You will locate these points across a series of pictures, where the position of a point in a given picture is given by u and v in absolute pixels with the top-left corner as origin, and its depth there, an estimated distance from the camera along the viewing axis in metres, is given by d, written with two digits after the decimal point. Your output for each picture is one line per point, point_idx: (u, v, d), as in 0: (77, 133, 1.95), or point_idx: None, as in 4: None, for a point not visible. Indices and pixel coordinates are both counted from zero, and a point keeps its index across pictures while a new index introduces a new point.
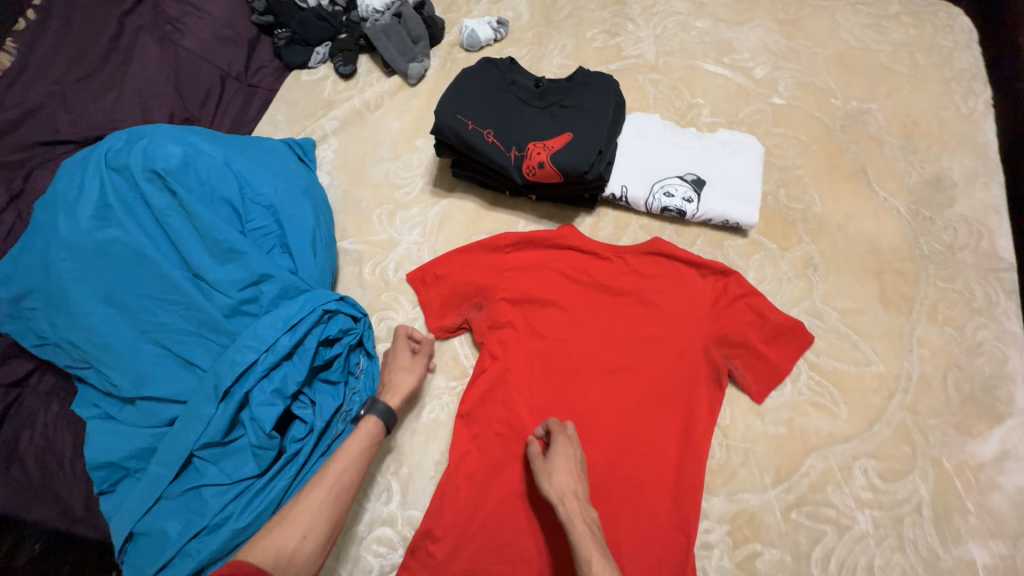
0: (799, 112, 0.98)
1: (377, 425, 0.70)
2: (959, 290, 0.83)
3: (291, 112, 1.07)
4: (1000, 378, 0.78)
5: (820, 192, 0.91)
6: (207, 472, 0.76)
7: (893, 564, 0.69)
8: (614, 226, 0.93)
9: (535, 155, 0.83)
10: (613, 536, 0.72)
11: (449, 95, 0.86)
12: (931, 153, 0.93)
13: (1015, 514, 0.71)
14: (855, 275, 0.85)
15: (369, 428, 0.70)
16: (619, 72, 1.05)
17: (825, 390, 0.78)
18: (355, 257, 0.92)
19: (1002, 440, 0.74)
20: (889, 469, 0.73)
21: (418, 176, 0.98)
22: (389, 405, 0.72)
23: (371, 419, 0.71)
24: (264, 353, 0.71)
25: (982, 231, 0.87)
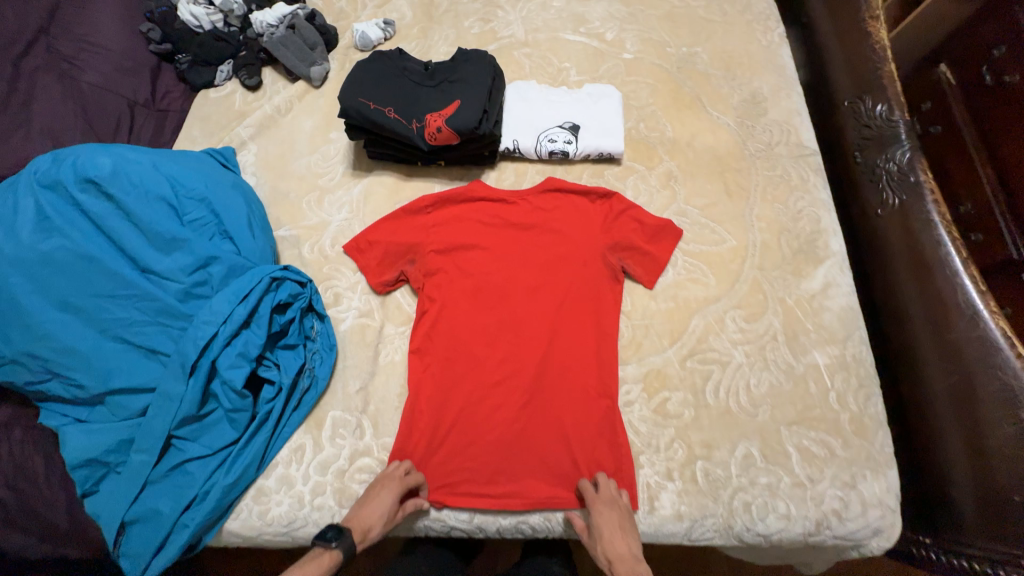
0: (644, 63, 1.21)
1: (337, 559, 0.70)
2: (780, 174, 1.08)
3: (205, 127, 1.14)
4: (819, 232, 1.02)
5: (670, 121, 1.14)
6: (188, 449, 0.82)
7: (763, 379, 0.90)
8: (515, 175, 1.10)
9: (433, 122, 0.97)
10: (554, 415, 0.88)
11: (350, 84, 0.99)
12: (746, 78, 1.19)
13: (841, 324, 0.94)
14: (706, 178, 1.08)
15: (330, 565, 0.69)
16: (497, 51, 1.23)
17: (697, 268, 0.99)
18: (292, 242, 1.02)
19: (824, 275, 0.98)
20: (750, 313, 0.95)
21: (337, 163, 1.10)
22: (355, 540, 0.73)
23: (335, 554, 0.70)
24: (223, 325, 0.80)
25: (791, 129, 1.12)
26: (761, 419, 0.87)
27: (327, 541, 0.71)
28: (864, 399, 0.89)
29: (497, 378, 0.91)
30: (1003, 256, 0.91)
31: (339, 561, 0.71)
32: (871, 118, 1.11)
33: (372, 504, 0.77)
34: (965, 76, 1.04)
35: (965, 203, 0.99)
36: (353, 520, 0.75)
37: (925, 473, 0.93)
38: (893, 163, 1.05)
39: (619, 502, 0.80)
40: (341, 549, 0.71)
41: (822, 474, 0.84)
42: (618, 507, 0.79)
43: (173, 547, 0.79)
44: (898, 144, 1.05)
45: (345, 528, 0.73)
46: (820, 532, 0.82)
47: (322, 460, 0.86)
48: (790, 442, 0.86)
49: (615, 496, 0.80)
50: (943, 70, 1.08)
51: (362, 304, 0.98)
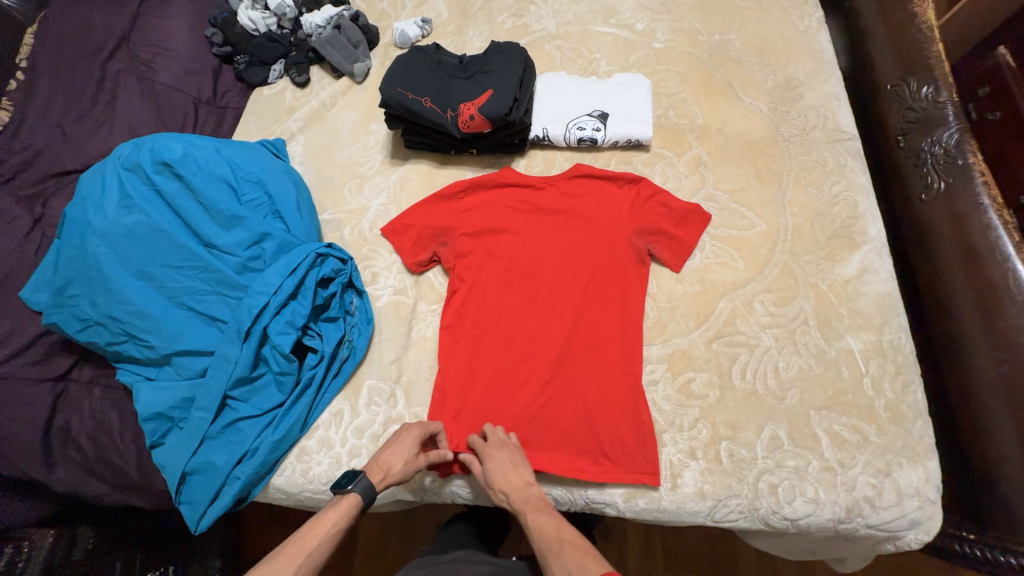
0: (675, 51, 1.21)
1: (356, 500, 0.78)
2: (815, 159, 1.06)
3: (259, 121, 1.24)
4: (855, 217, 0.99)
5: (701, 109, 1.14)
6: (241, 407, 0.90)
7: (792, 363, 0.89)
8: (544, 162, 1.13)
9: (466, 111, 1.02)
10: (578, 391, 0.91)
11: (389, 76, 1.05)
12: (781, 64, 1.17)
13: (877, 310, 0.92)
14: (736, 164, 1.07)
15: (350, 505, 0.77)
16: (529, 45, 1.27)
17: (725, 252, 0.99)
18: (334, 225, 1.10)
19: (860, 260, 0.96)
20: (780, 298, 0.94)
21: (377, 153, 1.17)
22: (371, 481, 0.79)
23: (352, 495, 0.78)
24: (273, 295, 0.88)
25: (828, 114, 1.10)
26: (789, 403, 0.87)
27: (346, 484, 0.79)
28: (902, 386, 0.86)
29: (522, 354, 0.94)
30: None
31: (359, 503, 0.78)
32: (917, 100, 1.07)
33: (390, 452, 0.82)
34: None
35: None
36: (372, 465, 0.82)
37: (971, 466, 0.89)
38: (939, 146, 1.01)
39: (506, 442, 0.85)
40: (358, 490, 0.78)
41: (853, 459, 0.83)
42: (506, 445, 0.85)
43: (226, 497, 0.87)
44: (945, 126, 1.01)
45: (359, 473, 0.81)
46: (852, 519, 0.80)
47: (358, 425, 0.92)
48: (820, 426, 0.85)
49: (502, 437, 0.86)
50: (1002, 52, 1.01)
51: (397, 282, 1.04)
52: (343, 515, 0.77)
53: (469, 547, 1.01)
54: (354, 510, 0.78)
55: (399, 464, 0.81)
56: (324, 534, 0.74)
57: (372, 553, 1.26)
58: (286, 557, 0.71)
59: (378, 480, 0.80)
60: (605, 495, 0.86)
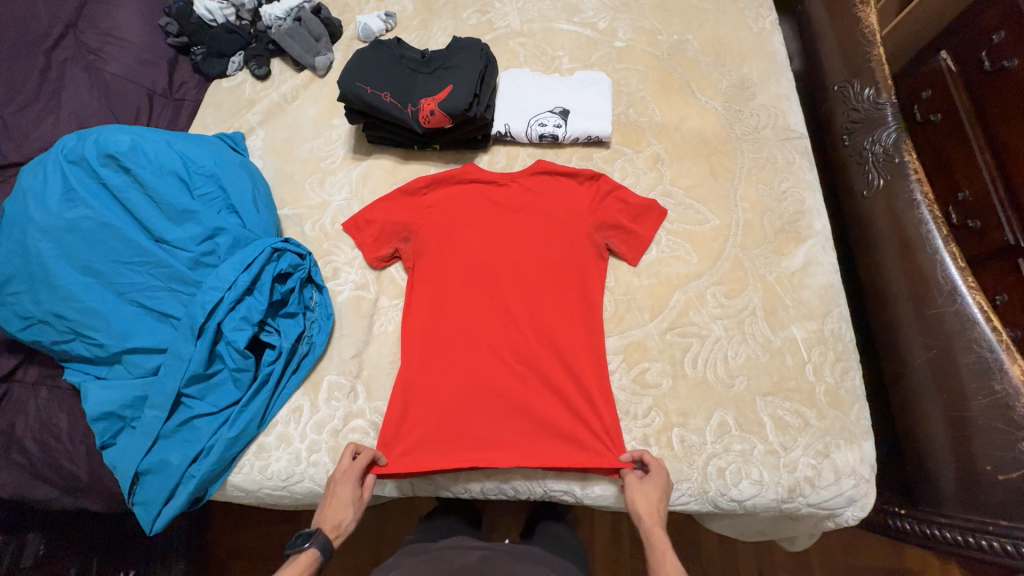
0: (636, 50, 1.24)
1: (315, 556, 0.75)
2: (765, 157, 1.10)
3: (217, 114, 1.21)
4: (801, 213, 1.04)
5: (659, 107, 1.17)
6: (199, 404, 0.89)
7: (741, 352, 0.93)
8: (506, 158, 1.15)
9: (427, 106, 1.02)
10: (537, 388, 0.93)
11: (348, 69, 1.04)
12: (736, 64, 1.21)
13: (820, 301, 0.97)
14: (692, 161, 1.11)
15: (308, 564, 0.74)
16: (493, 41, 1.27)
17: (680, 246, 1.03)
18: (295, 220, 1.09)
19: (806, 254, 1.00)
20: (731, 290, 0.98)
21: (339, 148, 1.16)
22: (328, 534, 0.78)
23: (311, 552, 0.75)
24: (227, 291, 0.87)
25: (778, 113, 1.14)
26: (737, 390, 0.90)
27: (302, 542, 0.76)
28: (840, 372, 0.92)
29: (481, 350, 0.96)
30: (998, 244, 0.90)
31: (317, 559, 0.75)
32: (860, 102, 1.11)
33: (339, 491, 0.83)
34: (968, 62, 1.01)
35: (963, 190, 0.96)
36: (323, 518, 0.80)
37: (905, 447, 0.94)
38: (880, 145, 1.05)
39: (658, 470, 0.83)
40: (317, 546, 0.76)
41: (795, 442, 0.87)
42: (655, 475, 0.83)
43: (181, 496, 0.86)
44: (884, 127, 1.06)
45: (315, 529, 0.78)
46: (793, 499, 0.85)
47: (317, 420, 0.92)
48: (764, 412, 0.89)
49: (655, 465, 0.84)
50: (945, 59, 1.05)
51: (358, 277, 1.03)
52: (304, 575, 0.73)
53: (457, 533, 1.04)
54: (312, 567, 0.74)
55: (348, 513, 0.81)
56: None
57: (345, 554, 1.26)
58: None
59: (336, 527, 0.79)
60: (562, 484, 0.89)
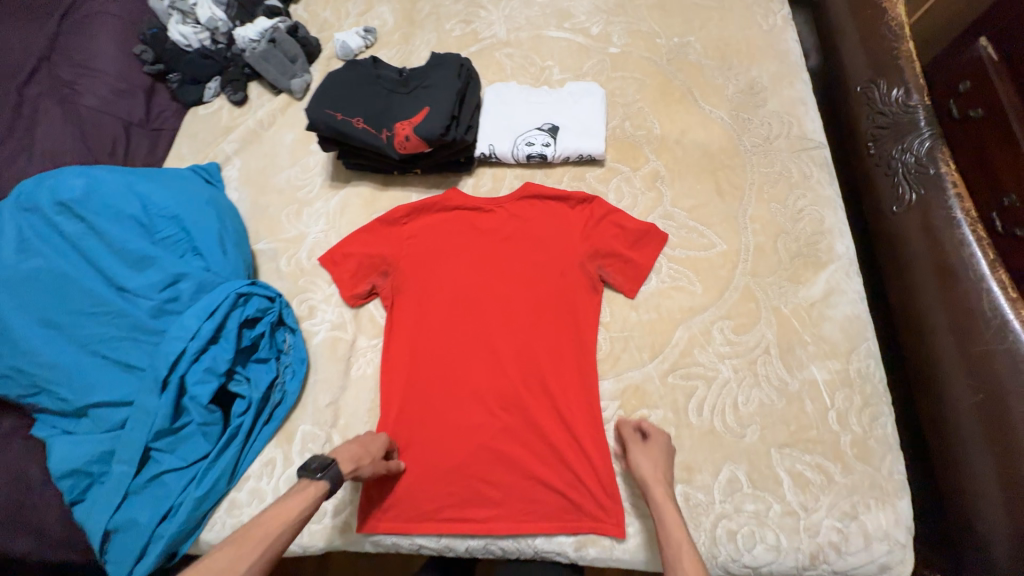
0: (632, 56, 1.14)
1: (324, 489, 0.71)
2: (778, 171, 0.99)
3: (193, 144, 1.17)
4: (820, 234, 0.93)
5: (658, 118, 1.07)
6: (167, 459, 0.84)
7: (753, 397, 0.83)
8: (492, 180, 1.07)
9: (402, 131, 0.95)
10: (526, 438, 0.85)
11: (318, 94, 0.98)
12: (743, 67, 1.09)
13: (843, 336, 0.86)
14: (695, 178, 1.01)
15: (318, 496, 0.70)
16: (478, 53, 1.19)
17: (682, 275, 0.93)
18: (270, 255, 1.03)
19: (826, 281, 0.90)
20: (740, 324, 0.88)
21: (316, 176, 1.10)
22: (342, 471, 0.73)
23: (321, 484, 0.71)
24: (191, 341, 0.81)
25: (792, 120, 1.03)
26: (749, 441, 0.80)
27: (313, 469, 0.72)
28: (869, 419, 0.81)
29: (465, 396, 0.88)
30: None
31: (326, 492, 0.71)
32: (887, 104, 0.99)
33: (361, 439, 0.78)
34: None
35: (1009, 194, 0.80)
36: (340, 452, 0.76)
37: (947, 506, 0.82)
38: (910, 154, 0.93)
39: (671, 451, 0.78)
40: (327, 479, 0.71)
41: (817, 502, 0.77)
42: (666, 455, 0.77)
43: (150, 559, 0.80)
44: (915, 133, 0.94)
45: (331, 460, 0.73)
46: (816, 566, 0.74)
47: (291, 475, 0.86)
48: (780, 466, 0.79)
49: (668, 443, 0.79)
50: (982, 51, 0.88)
51: (334, 317, 0.97)
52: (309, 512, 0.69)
53: None
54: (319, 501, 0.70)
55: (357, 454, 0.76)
56: (288, 525, 0.66)
57: None
58: (248, 550, 0.62)
59: (348, 470, 0.74)
60: (553, 545, 0.81)
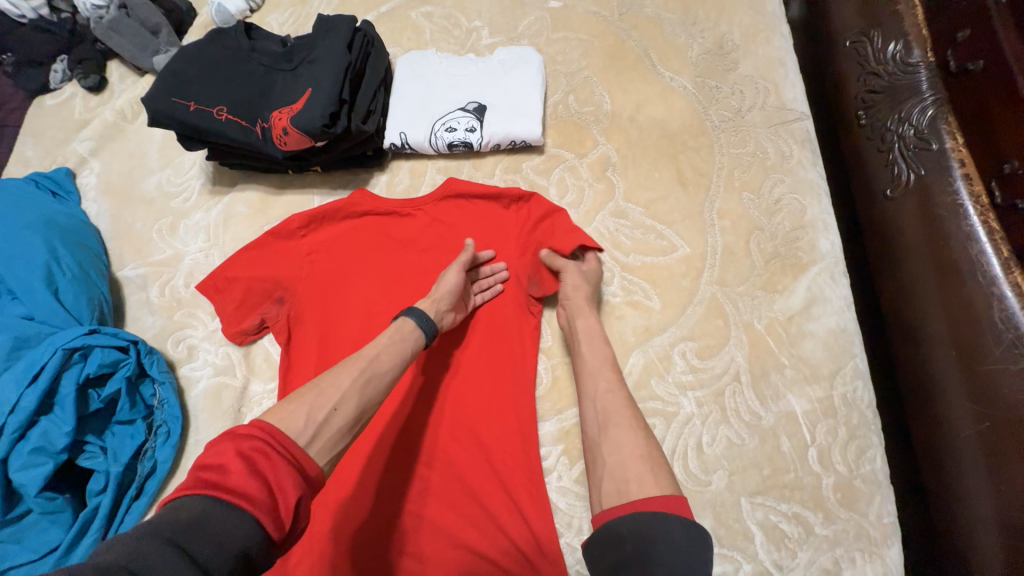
0: (577, 12, 0.92)
1: (412, 326, 0.67)
2: (752, 152, 0.82)
3: (39, 144, 0.94)
4: (801, 229, 0.78)
5: (609, 89, 0.87)
6: (7, 557, 0.66)
7: (720, 436, 0.70)
8: (410, 176, 0.87)
9: (278, 122, 0.75)
10: (454, 499, 0.71)
11: (171, 76, 0.77)
12: (710, 21, 0.89)
13: (827, 355, 0.72)
14: (652, 163, 0.83)
15: (407, 330, 0.66)
16: (389, 13, 0.96)
17: (637, 287, 0.77)
18: (139, 284, 0.84)
19: (807, 288, 0.75)
20: (704, 346, 0.74)
21: (194, 179, 0.89)
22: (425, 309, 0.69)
23: (407, 321, 0.67)
24: (9, 415, 0.64)
25: (768, 86, 0.85)
26: (715, 490, 0.68)
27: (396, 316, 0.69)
28: (856, 455, 0.68)
29: (383, 449, 0.73)
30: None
31: (418, 330, 0.67)
32: (880, 62, 0.80)
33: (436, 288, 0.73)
34: None
35: (1010, 158, 0.65)
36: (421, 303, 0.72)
37: (944, 558, 0.68)
38: (909, 125, 0.76)
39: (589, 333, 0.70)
40: (413, 316, 0.67)
41: (794, 560, 0.65)
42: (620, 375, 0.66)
43: None
44: (916, 99, 0.76)
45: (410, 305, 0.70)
46: None
47: None
48: (751, 519, 0.67)
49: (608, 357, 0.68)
50: None
51: (220, 359, 0.80)
52: (405, 352, 0.64)
53: None
54: (412, 337, 0.66)
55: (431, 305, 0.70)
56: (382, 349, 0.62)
57: None
58: (347, 370, 0.58)
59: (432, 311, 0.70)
60: None
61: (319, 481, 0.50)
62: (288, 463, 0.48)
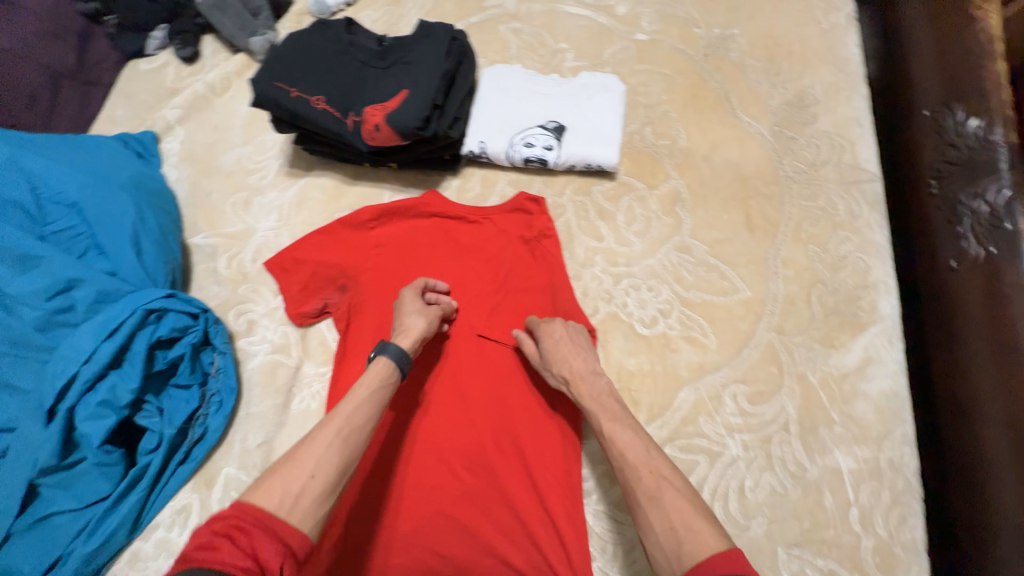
0: (662, 46, 0.95)
1: (390, 368, 0.63)
2: (821, 207, 0.83)
3: (130, 106, 0.98)
4: (863, 289, 0.79)
5: (686, 126, 0.89)
6: (55, 500, 0.67)
7: (763, 483, 0.70)
8: (481, 185, 0.89)
9: (371, 118, 0.77)
10: (489, 506, 0.71)
11: (275, 62, 0.80)
12: (794, 73, 0.91)
13: (877, 417, 0.73)
14: (722, 204, 0.84)
15: (382, 371, 0.63)
16: (479, 24, 0.99)
17: (695, 323, 0.78)
18: (208, 253, 0.86)
19: (864, 347, 0.76)
20: (757, 392, 0.74)
21: (272, 159, 0.92)
22: (401, 346, 0.66)
23: (384, 362, 0.64)
24: (84, 365, 0.66)
25: (845, 144, 0.87)
26: (752, 535, 0.68)
27: (372, 355, 0.65)
28: (897, 521, 0.68)
29: (422, 447, 0.74)
30: None
31: (393, 369, 0.64)
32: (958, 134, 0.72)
33: (412, 321, 0.70)
34: None
35: None
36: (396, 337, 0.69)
37: None
38: (984, 203, 0.68)
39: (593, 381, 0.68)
40: (389, 356, 0.64)
41: None
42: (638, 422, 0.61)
43: None
44: (993, 175, 0.69)
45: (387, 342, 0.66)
46: None
47: None
48: (787, 570, 0.67)
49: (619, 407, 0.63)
50: None
51: (277, 337, 0.82)
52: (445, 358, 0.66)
53: None
54: (388, 378, 0.63)
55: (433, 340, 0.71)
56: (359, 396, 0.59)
57: None
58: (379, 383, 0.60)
59: (409, 346, 0.67)
60: None
61: (304, 559, 0.47)
62: (274, 539, 0.45)
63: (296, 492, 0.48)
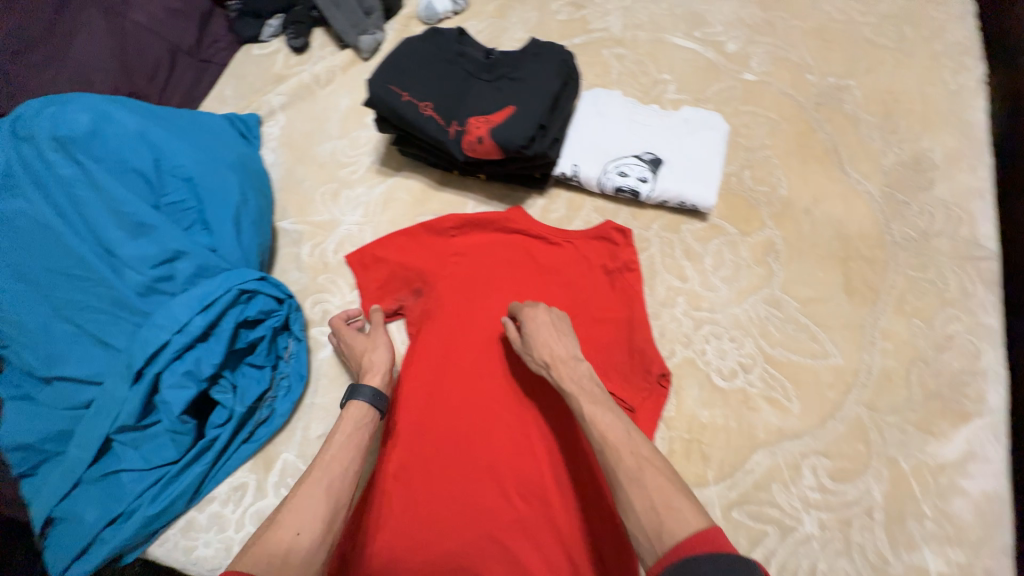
0: (770, 89, 0.92)
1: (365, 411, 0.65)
2: (931, 279, 0.77)
3: (238, 87, 1.02)
4: (971, 374, 0.72)
5: (788, 174, 0.85)
6: (126, 458, 0.69)
7: (838, 568, 0.65)
8: (566, 208, 0.88)
9: (475, 130, 0.77)
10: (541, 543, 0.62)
11: (387, 63, 0.82)
12: (912, 133, 0.87)
13: (976, 519, 0.66)
14: (819, 262, 0.80)
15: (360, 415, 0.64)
16: (582, 46, 0.99)
17: (778, 383, 0.74)
18: (293, 238, 0.89)
19: (967, 440, 0.69)
20: (840, 469, 0.69)
21: (365, 155, 0.94)
22: (372, 385, 0.67)
23: (361, 405, 0.65)
24: (176, 334, 0.68)
25: (963, 215, 0.81)
26: None
27: (344, 402, 0.66)
28: None
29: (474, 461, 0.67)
30: None
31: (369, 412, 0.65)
32: None
33: (369, 357, 0.71)
34: None
35: None
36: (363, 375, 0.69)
37: None
38: None
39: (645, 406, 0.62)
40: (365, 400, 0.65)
41: None
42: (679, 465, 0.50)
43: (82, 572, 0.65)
44: None
45: (356, 384, 0.67)
46: None
47: (260, 509, 0.73)
48: None
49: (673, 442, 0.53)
50: None
51: None
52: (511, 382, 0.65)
53: None
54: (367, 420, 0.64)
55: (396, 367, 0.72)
56: (338, 449, 0.59)
57: None
58: None
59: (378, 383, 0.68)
60: None
61: None
62: None
63: (283, 553, 0.48)
